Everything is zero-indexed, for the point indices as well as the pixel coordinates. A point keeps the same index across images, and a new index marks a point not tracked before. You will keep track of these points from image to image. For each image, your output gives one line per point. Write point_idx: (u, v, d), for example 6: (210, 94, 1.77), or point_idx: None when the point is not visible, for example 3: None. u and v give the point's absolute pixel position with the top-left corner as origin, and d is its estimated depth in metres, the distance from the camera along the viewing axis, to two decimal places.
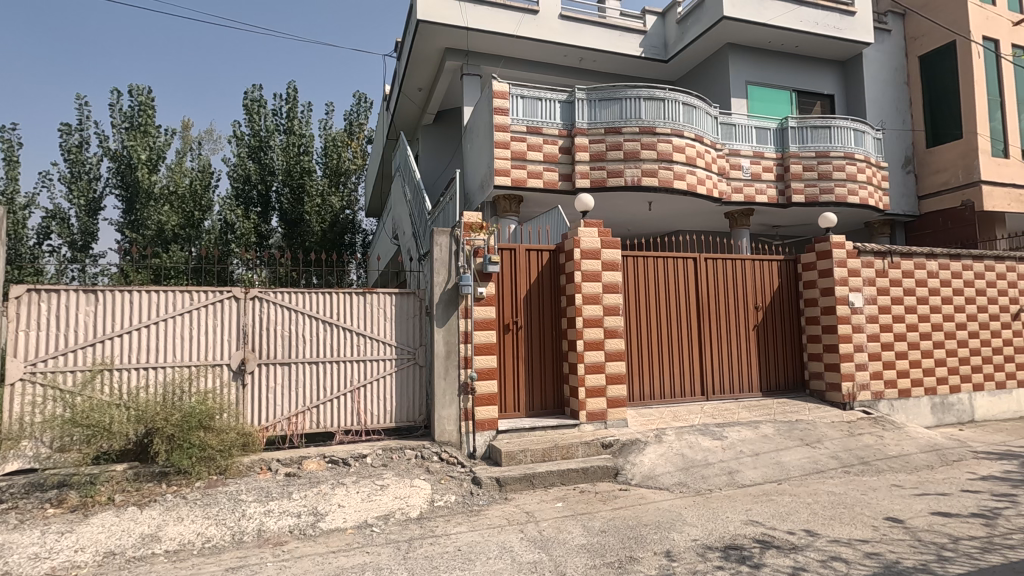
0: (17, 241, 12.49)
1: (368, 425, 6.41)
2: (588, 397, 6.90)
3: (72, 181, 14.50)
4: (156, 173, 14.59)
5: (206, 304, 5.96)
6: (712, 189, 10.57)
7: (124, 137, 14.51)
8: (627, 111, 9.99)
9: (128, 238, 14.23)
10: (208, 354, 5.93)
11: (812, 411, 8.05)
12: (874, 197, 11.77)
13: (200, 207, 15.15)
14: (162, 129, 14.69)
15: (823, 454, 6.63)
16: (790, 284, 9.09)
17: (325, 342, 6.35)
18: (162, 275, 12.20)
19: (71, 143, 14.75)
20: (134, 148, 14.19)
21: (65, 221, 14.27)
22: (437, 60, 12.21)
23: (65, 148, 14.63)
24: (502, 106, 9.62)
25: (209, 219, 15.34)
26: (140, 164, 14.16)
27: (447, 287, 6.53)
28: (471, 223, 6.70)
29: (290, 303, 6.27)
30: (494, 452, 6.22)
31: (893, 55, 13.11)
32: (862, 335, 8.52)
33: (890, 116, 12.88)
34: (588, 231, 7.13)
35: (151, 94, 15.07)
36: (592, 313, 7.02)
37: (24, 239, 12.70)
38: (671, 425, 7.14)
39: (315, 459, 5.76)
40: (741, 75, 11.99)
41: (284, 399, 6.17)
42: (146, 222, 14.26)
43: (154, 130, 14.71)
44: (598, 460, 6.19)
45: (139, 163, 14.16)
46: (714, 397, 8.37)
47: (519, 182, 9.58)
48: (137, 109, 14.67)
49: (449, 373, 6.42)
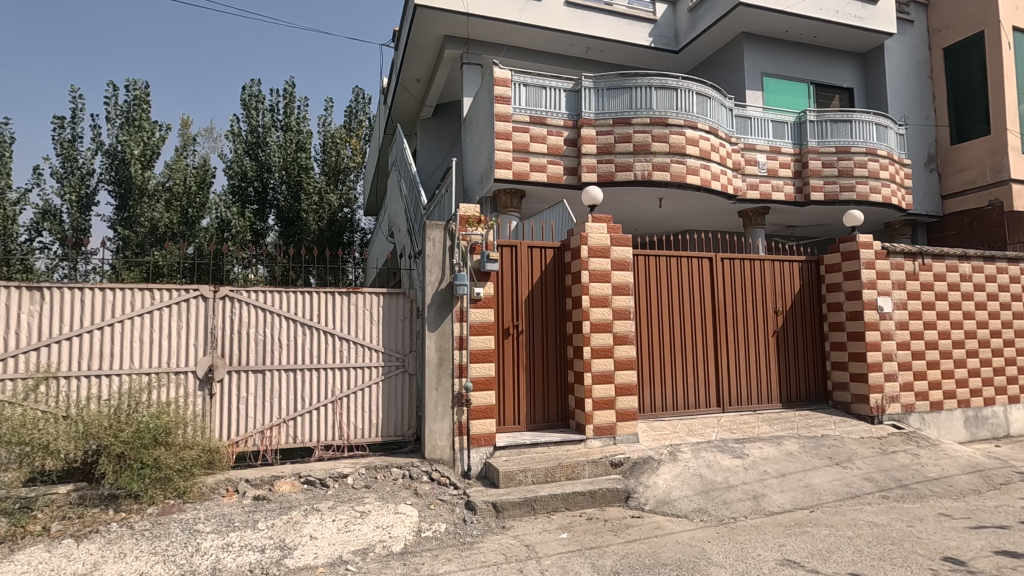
0: (7, 238, 11.78)
1: (351, 440, 5.76)
2: (595, 409, 6.25)
3: (63, 177, 13.87)
4: (150, 170, 13.89)
5: (168, 303, 5.32)
6: (727, 185, 9.93)
7: (118, 132, 13.86)
8: (637, 100, 9.34)
9: (120, 236, 13.60)
10: (169, 360, 5.29)
11: (838, 425, 7.39)
12: (897, 195, 11.10)
13: (195, 204, 14.47)
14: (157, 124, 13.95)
15: (857, 476, 5.96)
16: (811, 287, 8.44)
17: (305, 347, 5.71)
18: (154, 274, 11.50)
19: (62, 137, 14.08)
20: (127, 142, 13.50)
21: (56, 218, 13.63)
22: (436, 49, 11.58)
23: (56, 142, 13.98)
24: (504, 94, 8.97)
25: (205, 217, 14.70)
26: (133, 160, 13.45)
27: (440, 287, 5.89)
28: (468, 216, 6.07)
29: (267, 304, 5.65)
30: (491, 471, 5.57)
31: (916, 48, 12.46)
32: (891, 342, 7.87)
33: (913, 111, 12.21)
34: (595, 227, 6.49)
35: (147, 88, 14.37)
36: (599, 317, 6.35)
37: (15, 235, 12.00)
38: (686, 441, 6.50)
39: (289, 479, 5.12)
40: (756, 66, 11.34)
41: (256, 411, 5.52)
42: (139, 219, 13.60)
43: (149, 125, 14.01)
44: (607, 481, 5.55)
45: (133, 158, 13.45)
46: (730, 409, 7.72)
47: (521, 175, 8.92)
48: (131, 104, 13.96)
49: (442, 383, 5.77)
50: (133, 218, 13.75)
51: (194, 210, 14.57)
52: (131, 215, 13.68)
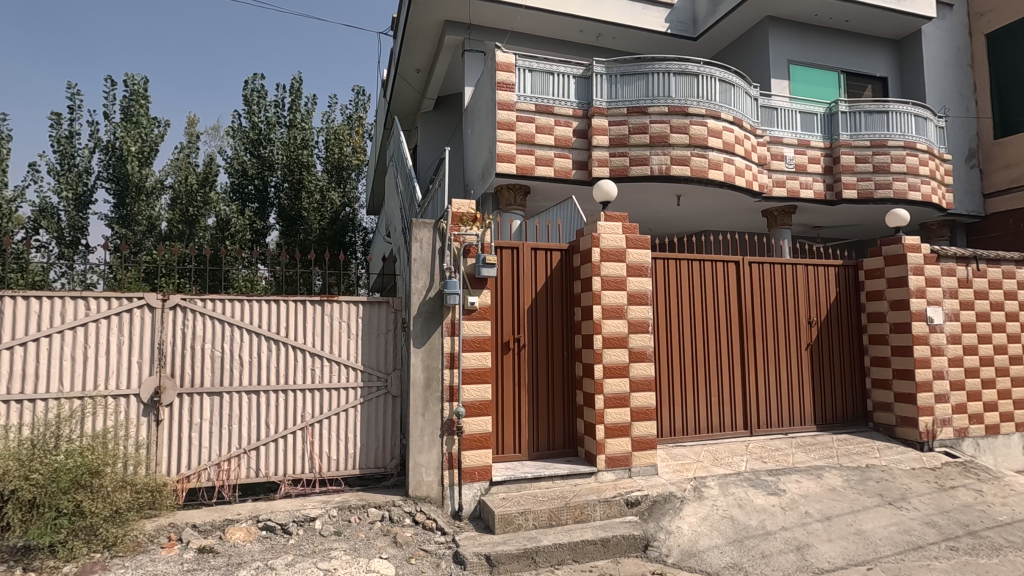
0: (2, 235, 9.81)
1: (323, 474, 4.96)
2: (608, 437, 5.40)
3: (60, 173, 12.47)
4: (148, 167, 12.92)
5: (107, 314, 4.54)
6: (752, 181, 9.04)
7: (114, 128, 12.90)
8: (654, 87, 8.47)
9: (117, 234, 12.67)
10: (105, 382, 4.50)
11: (883, 453, 6.52)
12: (937, 193, 10.17)
13: (195, 203, 13.43)
14: (157, 120, 13.06)
15: (916, 519, 5.08)
16: (850, 295, 7.55)
17: (274, 365, 4.93)
18: (153, 275, 9.44)
19: (60, 133, 12.76)
20: (124, 139, 12.53)
21: (53, 215, 12.21)
22: (436, 35, 10.77)
23: (54, 139, 12.65)
24: (507, 80, 8.13)
25: (208, 215, 13.58)
26: (130, 156, 12.50)
27: (428, 296, 5.08)
28: (461, 214, 5.26)
29: (228, 315, 4.87)
30: (486, 513, 4.77)
31: (955, 35, 11.50)
32: (942, 358, 6.98)
33: (953, 102, 11.24)
34: (609, 226, 5.65)
35: (146, 83, 13.37)
36: (613, 330, 5.52)
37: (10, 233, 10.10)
38: (712, 473, 5.66)
39: (243, 525, 4.33)
40: (782, 53, 10.44)
41: (213, 440, 4.75)
42: (136, 218, 12.81)
43: (148, 121, 13.03)
44: (622, 526, 4.72)
45: (129, 155, 12.50)
46: (759, 433, 6.83)
47: (525, 169, 8.11)
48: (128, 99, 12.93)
49: (428, 408, 4.96)
50: (130, 217, 12.86)
51: (196, 208, 13.49)
52: (128, 214, 12.83)
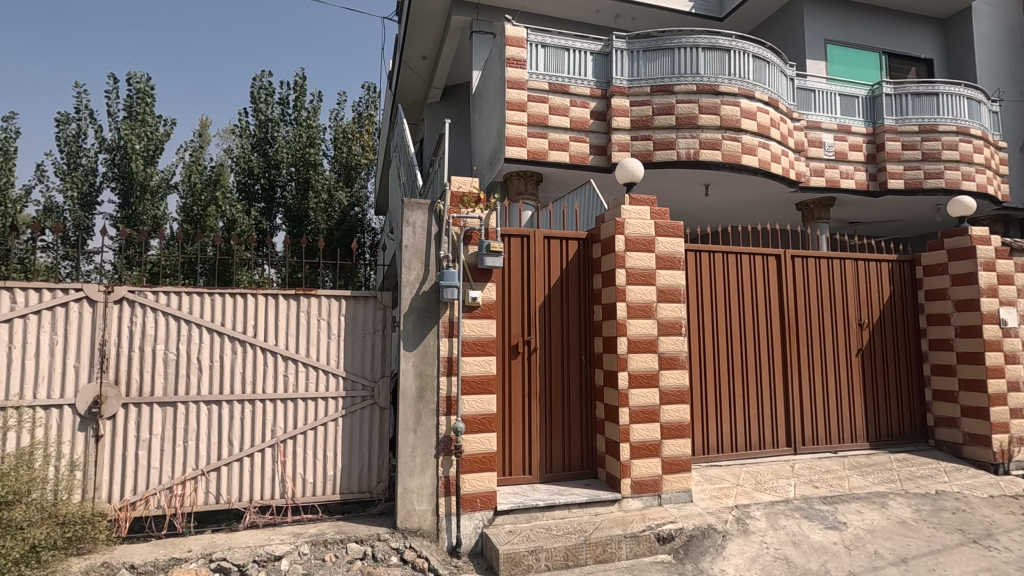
0: None
1: (296, 500, 4.18)
2: (633, 457, 4.56)
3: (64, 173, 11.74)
4: (153, 166, 12.27)
5: (39, 308, 3.82)
6: (789, 169, 8.17)
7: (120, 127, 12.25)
8: (680, 64, 7.64)
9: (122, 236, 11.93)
10: (33, 389, 3.78)
11: (953, 477, 5.60)
12: (993, 183, 9.20)
13: (201, 203, 12.67)
14: (163, 117, 12.43)
15: (1011, 563, 4.18)
16: (905, 294, 6.64)
17: (240, 372, 4.18)
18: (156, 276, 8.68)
19: (65, 132, 12.06)
20: (128, 137, 11.89)
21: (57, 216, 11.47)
22: (444, 17, 10.06)
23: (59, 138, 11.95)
24: (517, 56, 7.36)
25: (219, 216, 12.85)
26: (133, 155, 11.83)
27: (421, 290, 4.31)
28: (462, 194, 4.46)
29: (187, 312, 4.12)
30: (489, 550, 3.95)
31: (1007, 13, 10.54)
32: (1016, 367, 6.06)
33: (1006, 84, 10.25)
34: (635, 210, 4.82)
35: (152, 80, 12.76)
36: (639, 331, 4.69)
37: None
38: (758, 500, 4.81)
39: (193, 565, 3.57)
40: (818, 32, 9.57)
41: (162, 459, 3.99)
42: (141, 217, 12.11)
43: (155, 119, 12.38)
44: (653, 569, 3.90)
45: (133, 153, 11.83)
46: (804, 451, 5.94)
47: (538, 154, 7.32)
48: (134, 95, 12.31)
49: (421, 424, 4.20)
50: (135, 218, 12.14)
51: (201, 208, 12.71)
52: (132, 214, 12.13)
